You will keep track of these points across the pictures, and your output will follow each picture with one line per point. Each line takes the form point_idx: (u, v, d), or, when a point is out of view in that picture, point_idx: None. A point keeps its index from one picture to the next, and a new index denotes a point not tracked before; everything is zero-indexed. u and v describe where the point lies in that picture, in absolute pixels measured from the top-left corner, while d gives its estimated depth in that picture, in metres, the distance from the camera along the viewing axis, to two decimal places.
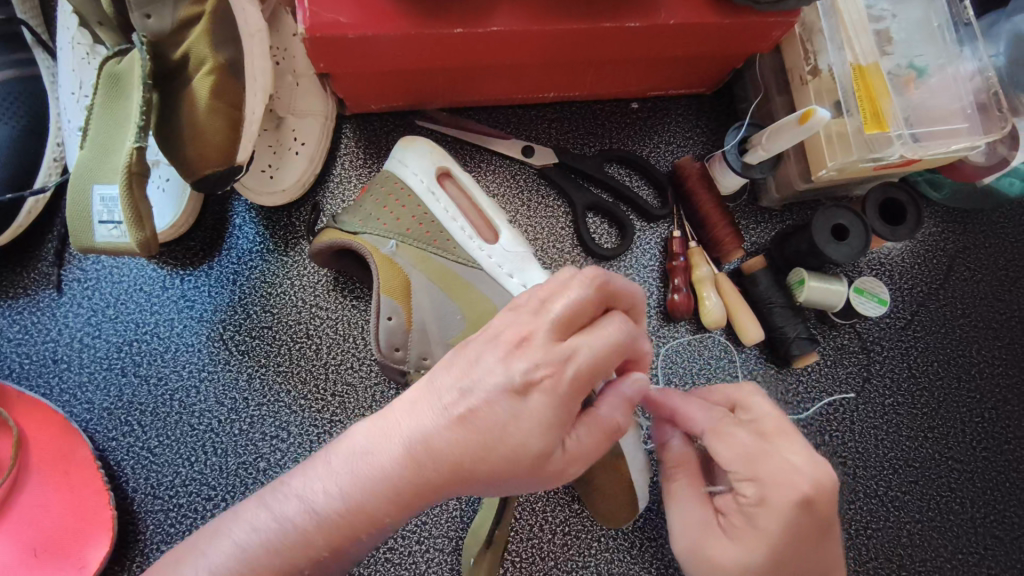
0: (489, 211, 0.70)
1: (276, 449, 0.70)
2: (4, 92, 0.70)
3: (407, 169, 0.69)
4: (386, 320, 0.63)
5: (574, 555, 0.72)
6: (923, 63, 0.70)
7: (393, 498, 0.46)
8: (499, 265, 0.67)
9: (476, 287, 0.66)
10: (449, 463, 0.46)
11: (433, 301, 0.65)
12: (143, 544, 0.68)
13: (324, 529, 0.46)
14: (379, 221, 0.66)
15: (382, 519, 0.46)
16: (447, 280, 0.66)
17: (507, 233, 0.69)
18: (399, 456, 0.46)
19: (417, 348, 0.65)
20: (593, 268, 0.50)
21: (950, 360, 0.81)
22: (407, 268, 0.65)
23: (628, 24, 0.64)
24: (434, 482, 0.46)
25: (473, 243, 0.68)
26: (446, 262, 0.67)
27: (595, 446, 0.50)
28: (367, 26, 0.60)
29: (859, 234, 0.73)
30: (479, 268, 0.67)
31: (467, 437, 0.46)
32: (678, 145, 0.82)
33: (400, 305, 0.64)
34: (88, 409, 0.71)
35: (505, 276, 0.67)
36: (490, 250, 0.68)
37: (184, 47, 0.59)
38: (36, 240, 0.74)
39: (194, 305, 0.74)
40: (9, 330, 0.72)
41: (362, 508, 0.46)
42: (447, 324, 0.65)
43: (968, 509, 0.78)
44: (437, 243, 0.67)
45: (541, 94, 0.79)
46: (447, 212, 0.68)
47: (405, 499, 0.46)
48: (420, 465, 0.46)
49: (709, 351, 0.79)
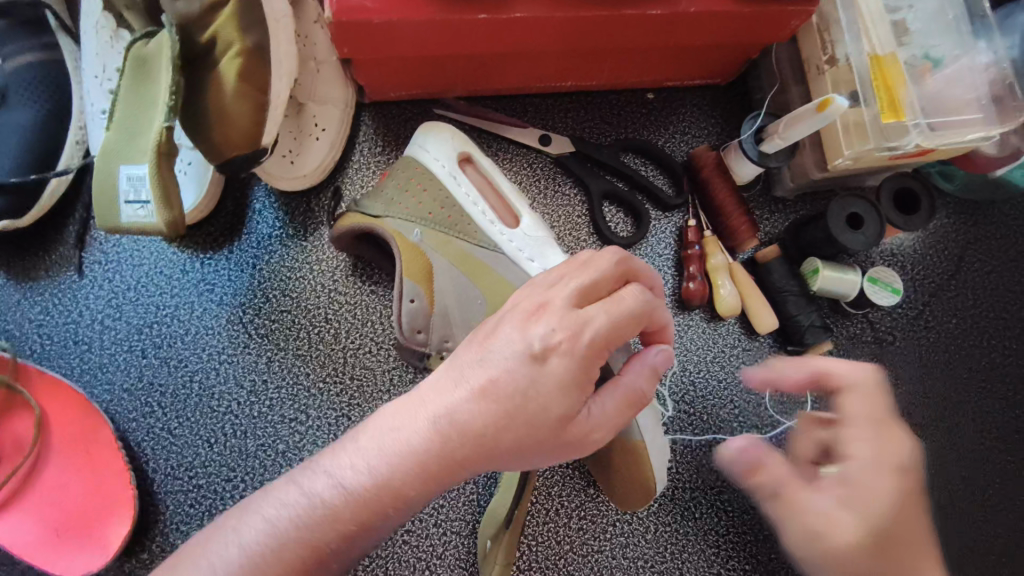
0: (509, 196, 0.71)
1: (296, 432, 0.71)
2: (29, 75, 0.71)
3: (427, 154, 0.70)
4: (409, 302, 0.64)
5: (589, 539, 0.73)
6: (939, 54, 0.71)
7: (424, 473, 0.46)
8: (520, 249, 0.68)
9: (497, 271, 0.67)
10: (481, 438, 0.47)
11: (455, 284, 0.66)
12: (162, 524, 0.69)
13: (356, 503, 0.46)
14: (400, 206, 0.67)
15: (406, 494, 0.46)
16: (468, 264, 0.67)
17: (527, 219, 0.70)
18: (424, 432, 0.47)
19: (437, 332, 0.65)
20: (613, 245, 0.52)
21: (960, 350, 0.82)
22: (429, 251, 0.66)
23: (651, 11, 0.64)
24: (460, 455, 0.47)
25: (493, 227, 0.69)
26: (466, 245, 0.67)
27: (623, 417, 0.50)
28: (393, 11, 0.61)
29: (874, 224, 0.74)
30: (501, 252, 0.68)
31: (497, 410, 0.47)
32: (692, 135, 0.83)
33: (422, 288, 0.64)
34: (109, 390, 0.71)
35: (525, 260, 0.68)
36: (510, 234, 0.69)
37: (212, 30, 0.60)
38: (57, 223, 0.74)
39: (214, 289, 0.74)
40: (31, 311, 0.73)
41: (390, 485, 0.46)
42: (469, 308, 0.66)
43: (978, 497, 0.79)
44: (458, 227, 0.68)
45: (558, 83, 0.80)
46: (469, 196, 0.69)
47: (436, 475, 0.47)
48: (453, 443, 0.46)
49: (724, 339, 0.79)
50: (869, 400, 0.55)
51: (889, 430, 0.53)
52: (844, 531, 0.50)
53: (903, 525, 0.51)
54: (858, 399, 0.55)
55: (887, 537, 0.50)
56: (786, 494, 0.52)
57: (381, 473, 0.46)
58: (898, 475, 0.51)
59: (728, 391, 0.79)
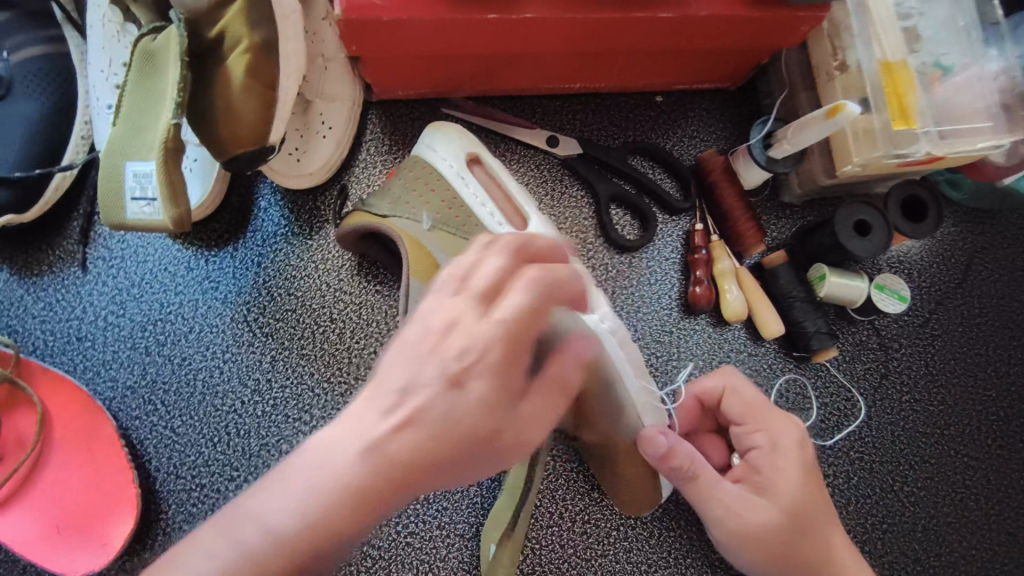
0: (517, 196, 0.70)
1: (299, 432, 0.71)
2: (35, 68, 0.71)
3: (435, 154, 0.70)
4: (415, 304, 0.62)
5: (592, 543, 0.73)
6: (949, 61, 0.71)
7: (354, 508, 0.39)
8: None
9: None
10: (417, 457, 0.40)
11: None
12: (164, 523, 0.68)
13: (288, 552, 0.38)
14: (407, 205, 0.67)
15: (344, 531, 0.39)
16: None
17: (536, 221, 0.69)
18: (353, 459, 0.39)
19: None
20: (505, 231, 0.45)
21: (965, 358, 0.81)
22: (434, 251, 0.64)
23: (662, 13, 0.64)
24: (394, 483, 0.40)
25: (501, 228, 0.68)
26: (474, 247, 0.67)
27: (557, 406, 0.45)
28: (403, 10, 0.61)
29: (882, 231, 0.73)
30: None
31: (421, 428, 0.40)
32: (701, 139, 0.83)
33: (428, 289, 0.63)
34: (111, 387, 0.71)
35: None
36: None
37: (221, 26, 0.60)
38: (61, 218, 0.74)
39: (218, 287, 0.74)
40: (33, 307, 0.72)
41: (322, 525, 0.38)
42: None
43: (982, 506, 0.79)
44: (466, 227, 0.67)
45: (567, 85, 0.79)
46: (476, 197, 0.69)
47: (375, 505, 0.39)
48: (386, 470, 0.40)
49: (729, 344, 0.79)
50: (741, 397, 0.65)
51: (770, 419, 0.64)
52: (759, 516, 0.60)
53: (816, 505, 0.61)
54: (731, 396, 0.66)
55: (796, 511, 0.60)
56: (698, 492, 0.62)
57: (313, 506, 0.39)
58: (803, 457, 0.62)
59: None
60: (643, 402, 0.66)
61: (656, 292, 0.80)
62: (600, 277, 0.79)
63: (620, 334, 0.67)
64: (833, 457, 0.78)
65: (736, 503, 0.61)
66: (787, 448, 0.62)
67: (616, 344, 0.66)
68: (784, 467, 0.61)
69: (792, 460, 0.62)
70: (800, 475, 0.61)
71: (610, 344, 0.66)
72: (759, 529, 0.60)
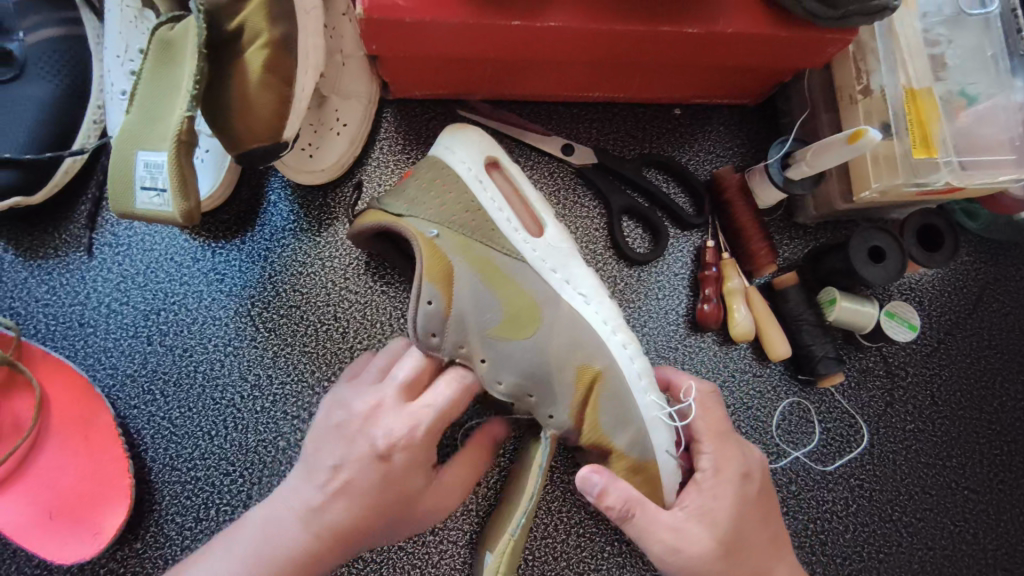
0: (535, 203, 0.70)
1: (297, 430, 0.70)
2: (49, 50, 0.70)
3: (454, 156, 0.69)
4: (426, 304, 0.63)
5: (587, 557, 0.72)
6: (975, 91, 0.70)
7: (314, 536, 0.57)
8: (542, 259, 0.67)
9: (518, 279, 0.66)
10: (362, 528, 0.58)
11: (474, 292, 0.64)
12: (157, 515, 0.68)
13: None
14: (424, 206, 0.66)
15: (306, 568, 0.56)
16: (488, 271, 0.65)
17: (552, 228, 0.69)
18: (308, 535, 0.56)
19: (452, 338, 0.64)
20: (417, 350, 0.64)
21: (972, 390, 0.81)
22: (451, 255, 0.64)
23: (686, 29, 0.63)
24: (344, 539, 0.57)
25: (517, 235, 0.67)
26: (490, 252, 0.66)
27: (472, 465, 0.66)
28: (426, 12, 0.60)
29: (896, 258, 0.73)
30: (523, 261, 0.66)
31: (365, 500, 0.57)
32: (716, 154, 0.82)
33: (440, 290, 0.63)
34: (111, 375, 0.71)
35: (548, 271, 0.67)
36: (534, 243, 0.67)
37: (240, 19, 0.59)
38: (69, 202, 0.73)
39: (224, 279, 0.73)
40: (37, 290, 0.71)
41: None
42: (485, 313, 0.64)
43: (980, 540, 0.78)
44: (481, 232, 0.66)
45: (584, 93, 0.78)
46: (493, 201, 0.68)
47: (353, 542, 0.58)
48: (330, 537, 0.57)
49: (735, 364, 0.79)
50: (709, 414, 0.63)
51: (726, 445, 0.62)
52: (695, 547, 0.57)
53: (753, 532, 0.59)
54: (697, 409, 0.63)
55: (733, 543, 0.58)
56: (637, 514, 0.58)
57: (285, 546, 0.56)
58: (744, 488, 0.60)
59: (735, 416, 0.78)
60: (650, 417, 0.64)
61: (664, 307, 0.79)
62: (609, 289, 0.79)
63: (631, 347, 0.66)
64: (833, 483, 0.78)
65: (672, 528, 0.58)
66: (732, 478, 0.60)
67: (627, 356, 0.66)
68: (723, 497, 0.59)
69: (740, 485, 0.60)
70: (745, 497, 0.60)
71: (619, 354, 0.65)
72: (691, 558, 0.57)
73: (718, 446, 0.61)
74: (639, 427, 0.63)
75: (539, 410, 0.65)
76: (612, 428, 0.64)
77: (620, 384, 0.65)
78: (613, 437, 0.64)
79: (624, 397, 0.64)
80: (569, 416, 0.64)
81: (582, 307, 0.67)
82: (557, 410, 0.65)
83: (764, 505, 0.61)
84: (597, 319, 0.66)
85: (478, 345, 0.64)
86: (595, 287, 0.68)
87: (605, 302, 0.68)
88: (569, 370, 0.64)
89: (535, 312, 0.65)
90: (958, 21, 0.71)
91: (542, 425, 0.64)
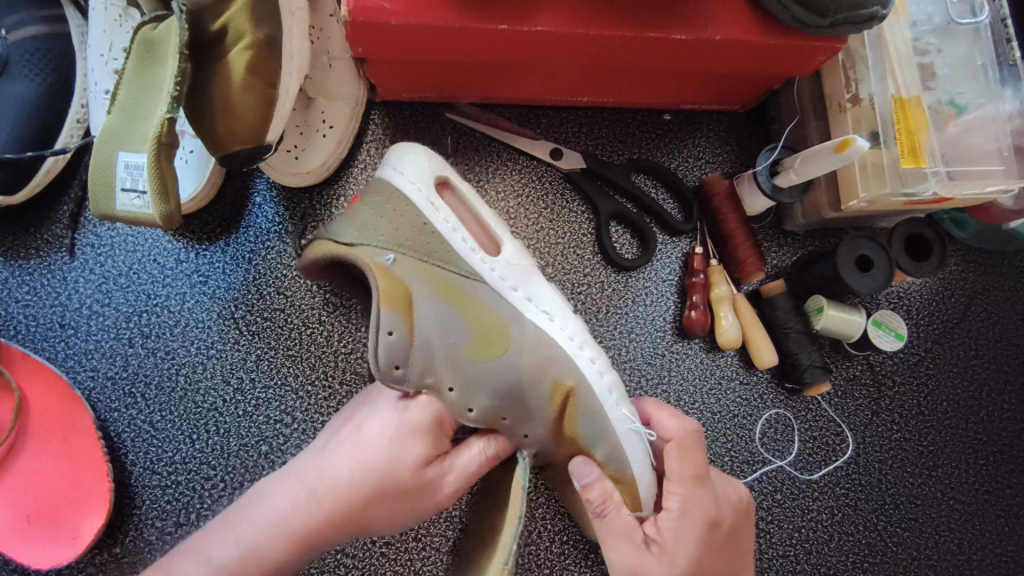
0: (489, 219, 0.68)
1: (280, 434, 0.70)
2: (31, 48, 0.69)
3: (402, 177, 0.65)
4: (386, 334, 0.60)
5: (570, 564, 0.72)
6: (964, 100, 0.70)
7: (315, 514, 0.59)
8: (502, 277, 0.65)
9: (482, 299, 0.64)
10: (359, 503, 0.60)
11: (436, 315, 0.63)
12: (137, 519, 0.68)
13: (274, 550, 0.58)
14: (376, 231, 0.63)
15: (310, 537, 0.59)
16: (450, 292, 0.64)
17: (510, 246, 0.68)
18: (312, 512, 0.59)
19: (418, 366, 0.62)
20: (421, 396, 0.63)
21: (959, 400, 0.80)
22: (408, 280, 0.63)
23: (675, 34, 0.62)
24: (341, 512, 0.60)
25: (475, 255, 0.65)
26: (449, 273, 0.64)
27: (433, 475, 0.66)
28: (412, 14, 0.59)
29: (883, 268, 0.72)
30: (483, 282, 0.65)
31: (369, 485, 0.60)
32: (706, 160, 0.82)
33: (399, 319, 0.61)
34: (92, 377, 0.70)
35: (509, 289, 0.65)
36: (493, 262, 0.66)
37: (222, 19, 0.58)
38: (51, 202, 0.72)
39: (207, 282, 0.72)
40: (18, 290, 0.71)
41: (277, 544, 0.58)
42: (451, 337, 0.62)
43: (965, 551, 0.78)
44: (438, 254, 0.64)
45: (573, 97, 0.78)
46: (448, 223, 0.65)
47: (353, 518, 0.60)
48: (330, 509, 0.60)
49: (721, 371, 0.78)
50: (687, 457, 0.60)
51: (699, 490, 0.60)
52: None
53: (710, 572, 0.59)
54: (674, 453, 0.60)
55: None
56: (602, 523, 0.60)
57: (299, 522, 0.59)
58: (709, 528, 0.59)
59: (722, 423, 0.78)
60: (623, 430, 0.63)
61: (651, 313, 0.78)
62: (595, 296, 0.78)
63: (599, 361, 0.65)
64: (817, 493, 0.78)
65: (636, 550, 0.58)
66: (696, 522, 0.58)
67: (595, 371, 0.65)
68: (686, 537, 0.58)
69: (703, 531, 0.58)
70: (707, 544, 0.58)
71: (586, 369, 0.64)
72: None
73: (690, 492, 0.59)
74: (615, 441, 0.63)
75: (516, 430, 0.63)
76: (591, 440, 0.64)
77: (590, 399, 0.63)
78: (593, 449, 0.64)
79: (599, 412, 0.63)
80: (545, 429, 0.63)
81: (547, 324, 0.65)
82: (533, 428, 0.63)
83: (733, 547, 0.61)
84: (564, 335, 0.65)
85: (447, 372, 0.62)
86: (560, 304, 0.67)
87: (570, 320, 0.67)
88: (544, 386, 0.63)
89: (502, 331, 0.63)
90: (948, 30, 0.70)
91: (518, 446, 0.63)
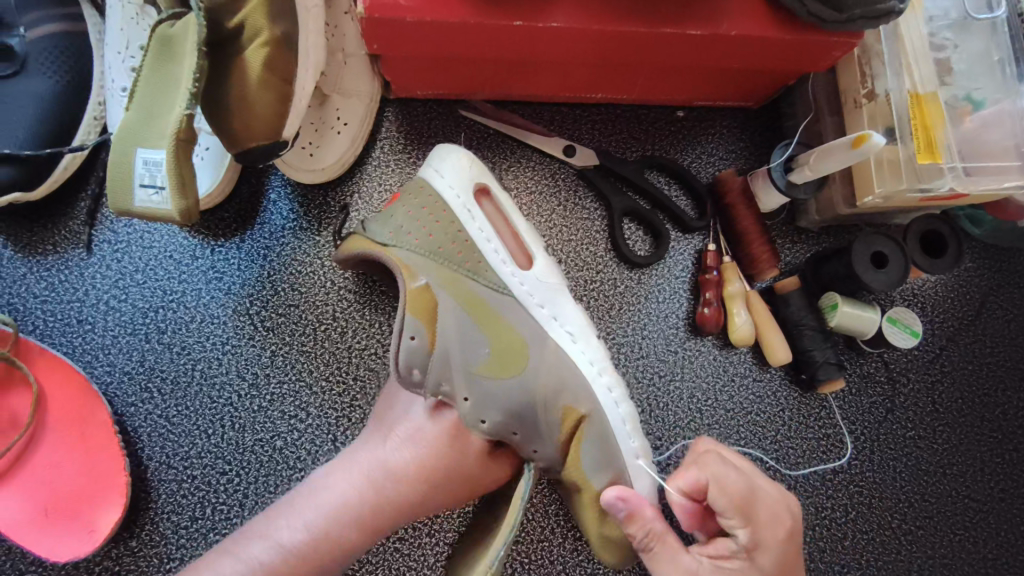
0: (523, 234, 0.69)
1: (294, 429, 0.70)
2: (48, 46, 0.69)
3: (443, 180, 0.68)
4: (408, 339, 0.61)
5: (583, 561, 0.72)
6: (981, 96, 0.69)
7: (353, 517, 0.59)
8: (530, 293, 0.66)
9: (502, 315, 0.65)
10: (398, 506, 0.61)
11: (460, 327, 0.63)
12: (153, 513, 0.68)
13: (301, 555, 0.57)
14: (410, 235, 0.65)
15: (343, 542, 0.59)
16: (474, 304, 0.64)
17: (541, 261, 0.68)
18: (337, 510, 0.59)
19: (434, 375, 0.62)
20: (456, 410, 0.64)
21: (974, 398, 0.80)
22: (435, 288, 0.64)
23: (691, 30, 0.62)
24: (375, 513, 0.60)
25: (506, 268, 0.66)
26: (475, 285, 0.65)
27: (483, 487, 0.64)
28: (427, 11, 0.59)
29: (899, 264, 0.72)
30: (511, 295, 0.66)
31: (415, 485, 0.61)
32: (719, 157, 0.82)
33: (423, 326, 0.62)
34: (108, 372, 0.70)
35: (535, 305, 0.66)
36: (522, 276, 0.67)
37: (239, 17, 0.58)
38: (69, 198, 0.73)
39: (222, 278, 0.73)
40: (36, 286, 0.71)
41: (314, 548, 0.58)
42: (471, 351, 0.62)
43: (980, 549, 0.78)
44: (468, 264, 0.65)
45: (587, 95, 0.78)
46: (482, 232, 0.67)
47: (384, 523, 0.61)
48: (375, 512, 0.60)
49: (734, 367, 0.78)
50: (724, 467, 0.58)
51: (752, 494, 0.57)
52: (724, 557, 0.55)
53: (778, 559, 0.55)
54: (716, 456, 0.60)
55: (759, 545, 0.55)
56: (658, 547, 0.57)
57: (355, 518, 0.59)
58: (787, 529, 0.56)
59: (736, 420, 0.78)
60: (633, 464, 0.65)
61: (665, 311, 0.78)
62: (607, 292, 0.78)
63: (615, 390, 0.67)
64: (831, 490, 0.77)
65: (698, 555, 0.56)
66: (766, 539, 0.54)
67: (611, 399, 0.66)
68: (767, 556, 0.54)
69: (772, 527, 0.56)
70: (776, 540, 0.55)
71: (603, 396, 0.66)
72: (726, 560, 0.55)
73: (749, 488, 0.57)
74: (621, 467, 0.65)
75: (525, 446, 0.63)
76: (592, 471, 0.63)
77: (604, 425, 0.65)
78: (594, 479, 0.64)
79: (610, 439, 0.64)
80: (555, 450, 0.64)
81: (568, 344, 0.66)
82: (543, 446, 0.64)
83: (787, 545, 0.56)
84: (583, 360, 0.66)
85: (462, 383, 0.62)
86: (583, 326, 0.68)
87: (591, 344, 0.68)
88: (555, 412, 0.64)
89: (523, 349, 0.64)
90: (965, 26, 0.70)
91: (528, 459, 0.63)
